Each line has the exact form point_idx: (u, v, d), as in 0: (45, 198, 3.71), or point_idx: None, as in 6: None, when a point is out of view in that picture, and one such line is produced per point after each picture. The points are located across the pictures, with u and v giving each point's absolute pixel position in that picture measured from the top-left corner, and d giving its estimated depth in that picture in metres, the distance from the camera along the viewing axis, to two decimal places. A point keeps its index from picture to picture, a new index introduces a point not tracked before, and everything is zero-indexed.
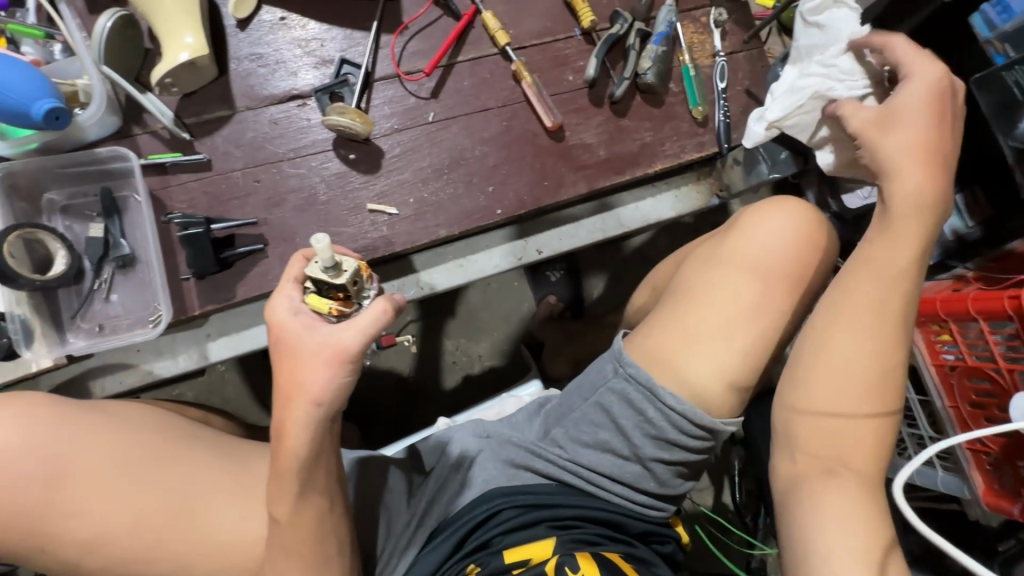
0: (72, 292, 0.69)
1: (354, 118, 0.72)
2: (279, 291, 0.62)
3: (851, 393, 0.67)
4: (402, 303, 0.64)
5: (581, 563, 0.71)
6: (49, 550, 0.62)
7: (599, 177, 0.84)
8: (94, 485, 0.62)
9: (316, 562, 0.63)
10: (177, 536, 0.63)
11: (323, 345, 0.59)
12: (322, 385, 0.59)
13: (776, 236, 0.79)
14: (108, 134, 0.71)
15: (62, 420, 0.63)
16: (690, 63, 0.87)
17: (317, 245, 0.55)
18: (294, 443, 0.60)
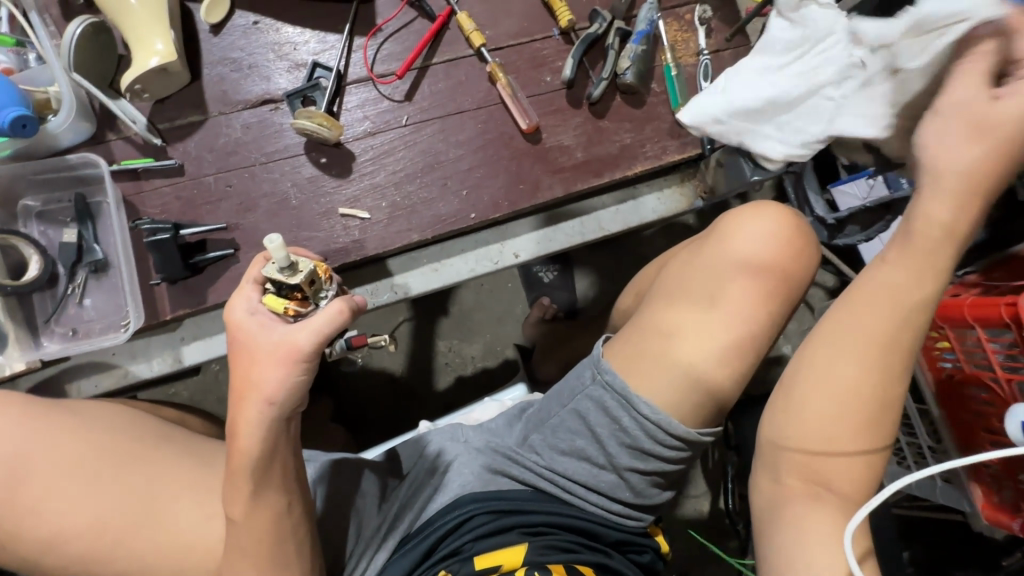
0: (46, 297, 0.70)
1: (321, 123, 0.73)
2: (239, 291, 0.63)
3: (835, 425, 0.61)
4: (362, 303, 0.64)
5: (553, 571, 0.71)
6: (18, 549, 0.63)
7: (577, 179, 0.82)
8: (60, 484, 0.64)
9: (274, 565, 0.63)
10: (141, 538, 0.64)
11: (276, 345, 0.60)
12: (275, 385, 0.60)
13: (762, 239, 0.76)
14: (82, 140, 0.72)
15: (30, 420, 0.64)
16: (672, 63, 0.85)
17: (270, 246, 0.55)
18: (246, 440, 0.60)
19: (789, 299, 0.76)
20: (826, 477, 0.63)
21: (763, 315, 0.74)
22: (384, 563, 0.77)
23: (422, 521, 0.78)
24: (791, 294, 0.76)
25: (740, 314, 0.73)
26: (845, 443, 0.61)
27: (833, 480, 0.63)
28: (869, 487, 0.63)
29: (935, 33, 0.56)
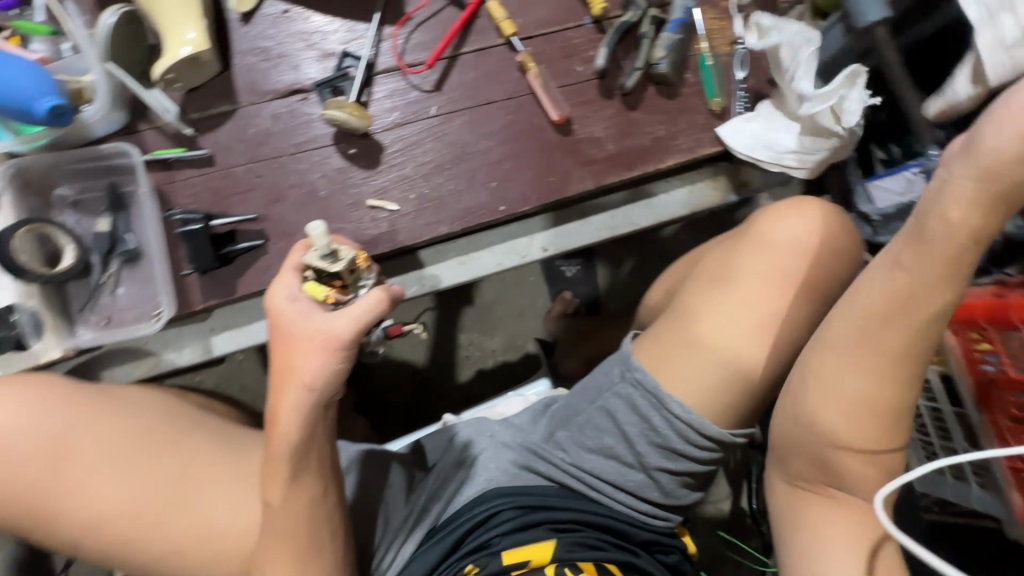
0: (81, 286, 0.70)
1: (350, 112, 0.72)
2: (280, 277, 0.62)
3: (845, 427, 0.61)
4: (399, 293, 0.63)
5: (584, 567, 0.72)
6: (58, 533, 0.64)
7: (608, 172, 0.81)
8: (97, 468, 0.64)
9: (306, 552, 0.64)
10: (178, 524, 0.65)
11: (316, 333, 0.59)
12: (314, 373, 0.60)
13: (798, 238, 0.73)
14: (115, 130, 0.72)
15: (68, 405, 0.65)
16: (708, 53, 0.83)
17: (314, 232, 0.57)
18: (285, 427, 0.61)
19: (825, 298, 0.73)
20: (844, 477, 0.62)
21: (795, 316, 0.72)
22: (411, 555, 0.77)
23: (449, 514, 0.78)
24: (827, 294, 0.73)
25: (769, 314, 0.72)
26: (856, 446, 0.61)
27: (846, 482, 0.63)
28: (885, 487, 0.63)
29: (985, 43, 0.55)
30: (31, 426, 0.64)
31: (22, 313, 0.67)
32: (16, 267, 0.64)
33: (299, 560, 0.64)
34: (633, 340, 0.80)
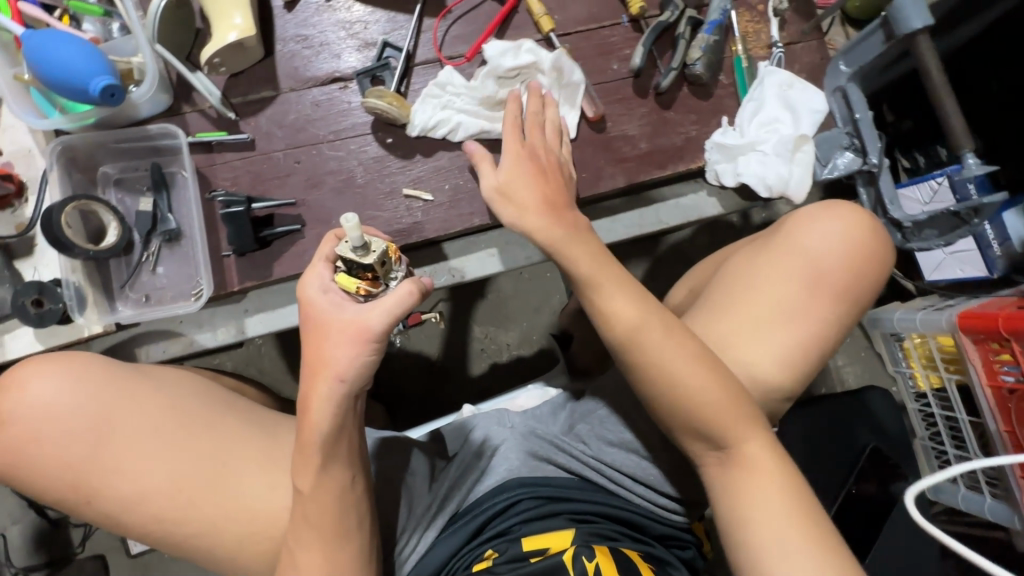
0: (122, 263, 0.72)
1: (390, 102, 0.73)
2: (312, 269, 0.64)
3: (699, 401, 0.64)
4: (429, 287, 0.65)
5: (597, 553, 0.70)
6: (95, 506, 0.65)
7: (640, 170, 0.81)
8: (137, 446, 0.66)
9: (339, 535, 0.65)
10: (211, 501, 0.66)
11: (348, 323, 0.61)
12: (346, 362, 0.61)
13: (828, 238, 0.71)
14: (160, 111, 0.73)
15: (110, 382, 0.67)
16: (743, 54, 0.83)
17: (346, 225, 0.55)
18: (318, 415, 0.62)
19: (857, 300, 0.71)
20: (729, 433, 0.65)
21: (823, 316, 0.70)
22: (433, 541, 0.78)
23: (469, 501, 0.79)
24: (861, 297, 0.72)
25: (786, 308, 0.70)
26: (718, 417, 0.64)
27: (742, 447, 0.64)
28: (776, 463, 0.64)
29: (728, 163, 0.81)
30: (75, 400, 0.65)
31: (66, 287, 0.68)
32: (61, 240, 0.65)
33: (329, 544, 0.64)
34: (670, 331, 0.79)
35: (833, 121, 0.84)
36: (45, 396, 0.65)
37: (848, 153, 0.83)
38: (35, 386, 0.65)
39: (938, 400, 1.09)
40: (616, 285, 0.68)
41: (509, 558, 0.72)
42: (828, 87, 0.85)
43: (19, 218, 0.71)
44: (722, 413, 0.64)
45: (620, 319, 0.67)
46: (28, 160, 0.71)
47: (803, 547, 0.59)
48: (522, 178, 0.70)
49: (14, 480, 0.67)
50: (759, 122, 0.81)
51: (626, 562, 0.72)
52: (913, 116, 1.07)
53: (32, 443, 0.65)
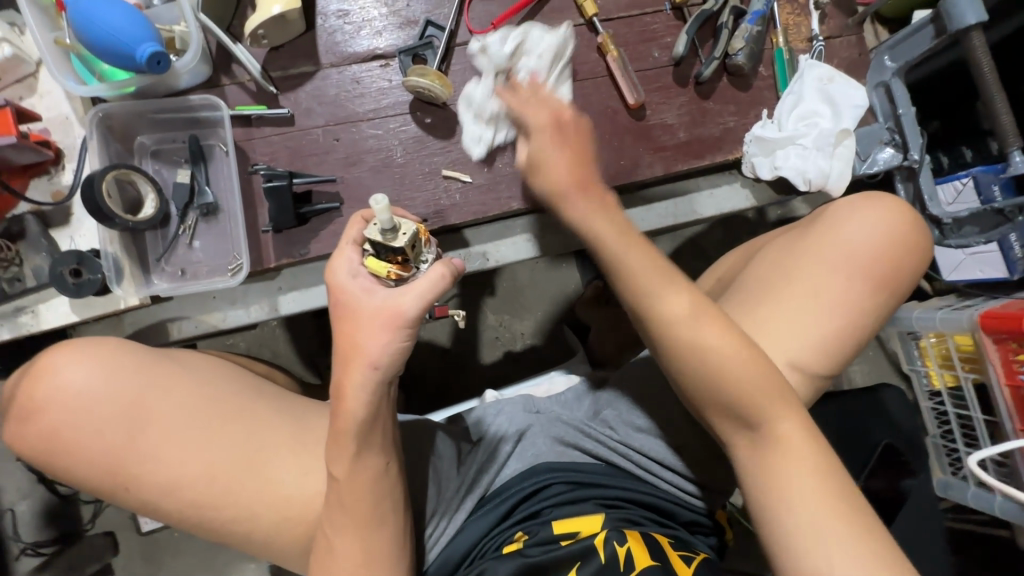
0: (157, 236, 0.71)
1: (433, 80, 0.72)
2: (339, 253, 0.59)
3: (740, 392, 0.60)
4: (460, 268, 0.59)
5: (628, 537, 0.65)
6: (131, 489, 0.61)
7: (678, 160, 0.81)
8: (173, 432, 0.62)
9: (371, 519, 0.60)
10: (244, 485, 0.62)
11: (381, 308, 0.56)
12: (380, 349, 0.56)
13: (871, 229, 0.72)
14: (199, 82, 0.72)
15: (142, 364, 0.63)
16: (785, 46, 0.83)
17: (375, 207, 0.52)
18: (353, 402, 0.57)
19: (894, 293, 0.72)
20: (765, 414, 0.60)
21: (865, 303, 0.70)
22: (462, 525, 0.71)
23: (499, 483, 0.73)
24: (898, 290, 0.72)
25: (826, 294, 0.70)
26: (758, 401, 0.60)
27: (779, 429, 0.60)
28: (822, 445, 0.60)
29: (767, 157, 0.81)
30: (105, 385, 0.61)
31: (105, 258, 0.67)
32: (102, 210, 0.64)
33: (359, 535, 0.60)
34: None
35: (874, 116, 0.85)
36: (75, 381, 0.61)
37: (888, 148, 0.85)
38: (64, 369, 0.61)
39: (951, 398, 1.10)
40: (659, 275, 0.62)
41: (539, 541, 0.66)
42: (870, 83, 0.86)
43: (56, 185, 0.70)
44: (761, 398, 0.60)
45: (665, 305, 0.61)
46: (65, 128, 0.70)
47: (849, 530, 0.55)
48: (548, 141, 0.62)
49: (45, 466, 0.63)
50: (798, 114, 0.80)
51: (660, 551, 0.66)
52: (940, 116, 1.03)
53: (65, 431, 0.61)
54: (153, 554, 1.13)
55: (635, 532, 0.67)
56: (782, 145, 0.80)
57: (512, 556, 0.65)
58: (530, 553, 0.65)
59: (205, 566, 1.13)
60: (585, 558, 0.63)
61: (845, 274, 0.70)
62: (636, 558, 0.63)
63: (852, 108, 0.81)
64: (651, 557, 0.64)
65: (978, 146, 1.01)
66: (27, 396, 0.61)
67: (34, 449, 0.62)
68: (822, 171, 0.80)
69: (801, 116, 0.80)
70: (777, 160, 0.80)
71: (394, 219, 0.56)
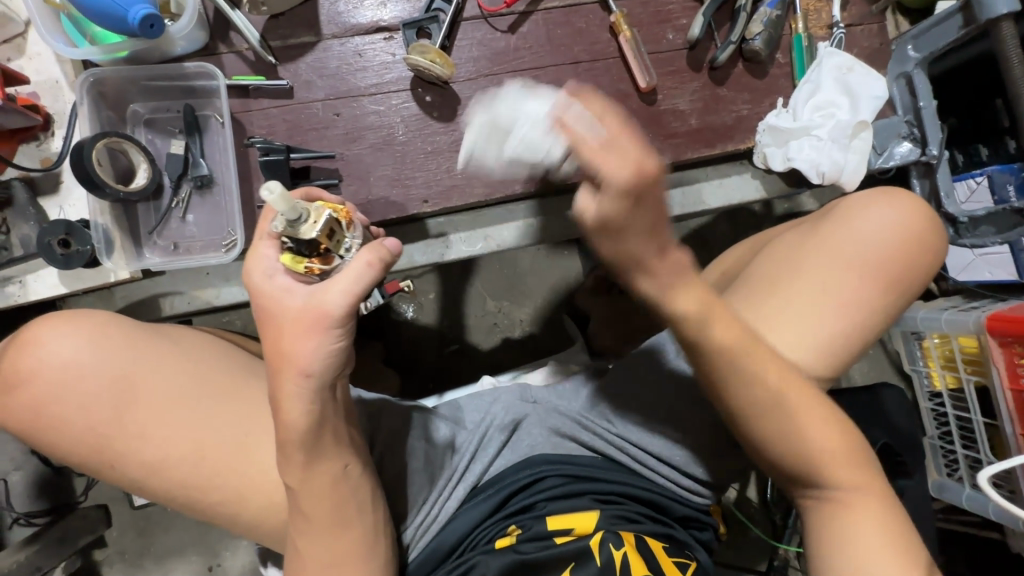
0: (150, 208, 0.69)
1: (433, 59, 0.69)
2: (254, 250, 0.51)
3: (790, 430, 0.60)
4: (394, 252, 0.51)
5: (625, 541, 0.63)
6: (116, 469, 0.60)
7: (688, 148, 0.79)
8: (162, 411, 0.60)
9: (335, 520, 0.56)
10: (231, 467, 0.61)
11: (302, 312, 0.48)
12: (311, 357, 0.49)
13: (885, 226, 0.70)
14: (195, 49, 0.70)
15: (130, 341, 0.62)
16: (804, 33, 0.80)
17: (266, 198, 0.42)
18: (291, 412, 0.51)
19: (904, 292, 0.70)
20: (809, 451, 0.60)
21: (876, 304, 0.69)
22: (452, 513, 0.69)
23: (492, 473, 0.71)
24: (909, 288, 0.70)
25: (839, 296, 0.68)
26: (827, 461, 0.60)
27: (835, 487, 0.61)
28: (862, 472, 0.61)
29: (780, 146, 0.79)
30: (91, 362, 0.60)
31: (94, 229, 0.65)
32: (93, 178, 0.62)
33: (335, 534, 0.56)
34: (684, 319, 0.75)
35: (894, 109, 0.83)
36: (60, 357, 0.59)
37: (906, 143, 0.83)
38: (49, 345, 0.59)
39: (952, 399, 1.09)
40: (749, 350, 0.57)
41: (532, 537, 0.64)
42: (891, 74, 0.83)
43: (45, 152, 0.68)
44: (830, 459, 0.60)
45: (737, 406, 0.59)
46: (55, 92, 0.68)
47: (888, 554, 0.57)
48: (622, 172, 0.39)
49: (32, 442, 0.62)
50: (815, 104, 0.78)
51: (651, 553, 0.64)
52: (956, 113, 1.00)
53: (49, 409, 0.59)
54: (147, 526, 1.13)
55: (630, 532, 0.65)
56: (795, 135, 0.78)
57: (504, 550, 0.64)
58: (524, 549, 0.63)
59: (198, 540, 1.13)
60: (581, 560, 0.61)
61: (864, 278, 0.68)
62: (631, 564, 0.61)
63: (872, 99, 0.79)
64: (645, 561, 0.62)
65: (995, 145, 0.97)
66: (10, 372, 0.60)
67: (20, 426, 0.60)
68: (837, 164, 0.78)
69: (815, 106, 0.78)
70: (788, 150, 0.78)
71: (295, 206, 0.46)
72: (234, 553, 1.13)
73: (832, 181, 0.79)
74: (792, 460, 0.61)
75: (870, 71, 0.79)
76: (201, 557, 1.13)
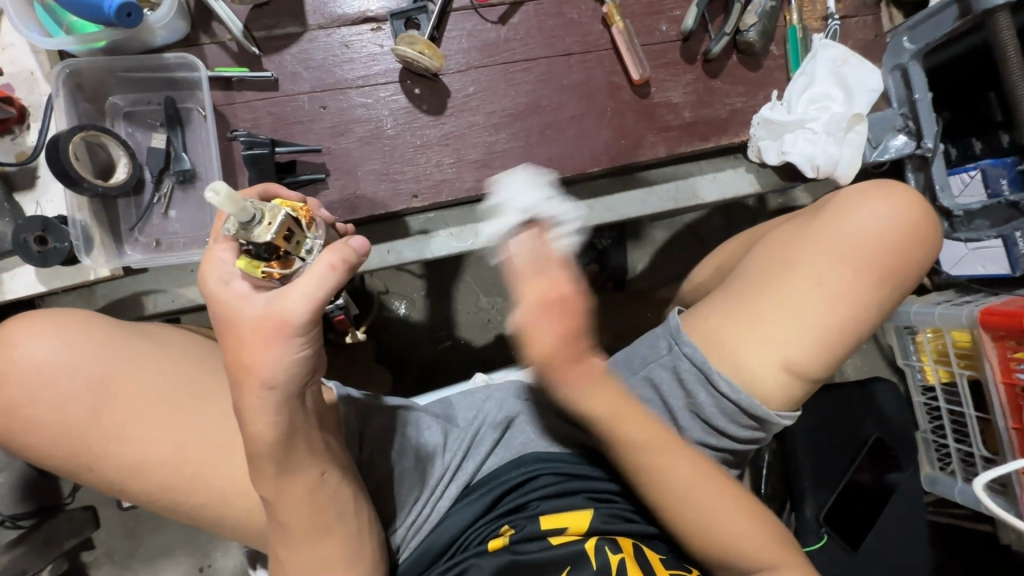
0: (131, 204, 0.67)
1: (422, 50, 0.68)
2: (209, 254, 0.49)
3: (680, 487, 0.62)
4: (360, 252, 0.48)
5: (622, 546, 0.62)
6: (95, 472, 0.59)
7: (682, 140, 0.77)
8: (144, 412, 0.59)
9: (317, 529, 0.55)
10: (216, 470, 0.60)
11: (261, 318, 0.46)
12: (273, 367, 0.46)
13: (882, 219, 0.69)
14: (176, 40, 0.68)
15: (111, 341, 0.60)
16: (798, 24, 0.79)
17: (212, 200, 0.40)
18: (255, 425, 0.49)
19: (898, 286, 0.69)
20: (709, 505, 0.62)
21: (871, 299, 0.68)
22: (445, 512, 0.68)
23: (485, 471, 0.70)
24: (905, 280, 0.70)
25: (835, 292, 0.68)
26: (754, 543, 0.62)
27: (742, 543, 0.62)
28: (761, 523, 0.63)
29: (776, 140, 0.78)
30: (69, 363, 0.58)
31: (73, 226, 0.63)
32: (70, 173, 0.60)
33: (323, 540, 0.55)
34: (678, 313, 0.74)
35: (889, 101, 0.83)
36: (38, 357, 0.58)
37: (901, 136, 0.82)
38: (24, 345, 0.58)
39: (944, 393, 1.09)
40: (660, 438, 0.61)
41: (526, 537, 0.63)
42: (886, 66, 0.83)
43: (20, 146, 0.66)
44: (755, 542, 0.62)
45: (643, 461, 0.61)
46: (30, 83, 0.66)
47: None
48: (534, 292, 0.49)
49: (8, 445, 0.60)
50: (809, 97, 0.77)
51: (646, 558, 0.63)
52: (950, 106, 0.99)
53: (23, 412, 0.57)
54: (136, 528, 1.11)
55: (625, 536, 0.64)
56: (789, 127, 0.77)
57: (498, 552, 0.62)
58: (520, 549, 0.62)
59: (187, 540, 1.11)
60: (577, 563, 0.60)
61: (859, 275, 0.68)
62: (629, 568, 0.60)
63: (866, 92, 0.78)
64: (639, 566, 0.61)
65: (988, 139, 0.97)
66: None
67: None
68: (834, 158, 0.77)
69: (805, 99, 0.77)
70: (782, 144, 0.77)
71: (244, 208, 0.44)
72: (225, 552, 1.12)
73: (830, 175, 0.78)
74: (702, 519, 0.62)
75: (864, 62, 0.79)
76: (191, 558, 1.11)
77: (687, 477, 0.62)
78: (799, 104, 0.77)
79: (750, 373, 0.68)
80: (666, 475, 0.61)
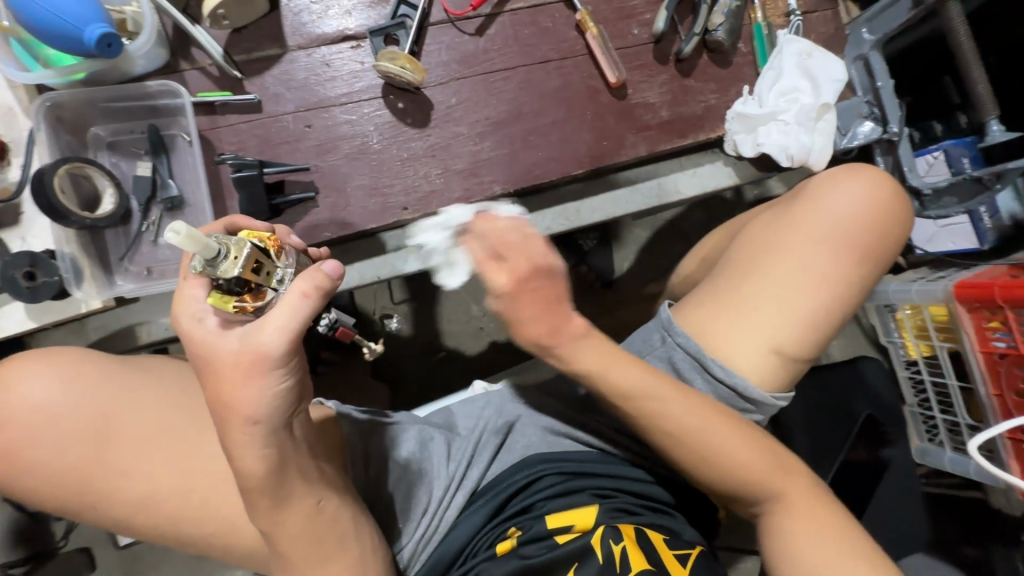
0: (120, 234, 0.67)
1: (404, 65, 0.68)
2: (179, 291, 0.46)
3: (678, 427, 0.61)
4: (335, 278, 0.46)
5: (623, 534, 0.63)
6: (99, 508, 0.58)
7: (661, 139, 0.80)
8: (149, 441, 0.58)
9: (327, 547, 0.55)
10: (223, 498, 0.59)
11: (236, 353, 0.44)
12: (253, 401, 0.45)
13: (857, 203, 0.72)
14: (156, 68, 0.68)
15: (109, 376, 0.59)
16: (763, 22, 0.83)
17: (173, 241, 0.37)
18: (245, 461, 0.48)
19: (876, 262, 0.72)
20: (714, 444, 0.62)
21: (851, 277, 0.71)
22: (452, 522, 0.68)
23: (491, 476, 0.70)
24: (883, 256, 0.73)
25: (817, 268, 0.70)
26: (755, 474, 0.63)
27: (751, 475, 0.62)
28: (767, 453, 0.64)
29: (750, 133, 0.80)
30: (67, 398, 0.57)
31: (61, 260, 0.63)
32: (55, 208, 0.59)
33: (334, 557, 0.55)
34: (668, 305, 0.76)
35: (853, 90, 0.86)
36: (34, 395, 0.57)
37: (868, 122, 0.86)
38: (18, 382, 0.57)
39: (928, 366, 1.12)
40: (648, 389, 0.60)
41: (533, 538, 0.64)
42: (848, 57, 0.87)
43: (3, 182, 0.65)
44: (753, 466, 0.62)
45: (643, 406, 0.60)
46: (9, 119, 0.66)
47: (818, 524, 0.62)
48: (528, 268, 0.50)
49: (7, 488, 0.58)
50: (778, 90, 0.80)
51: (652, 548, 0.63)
52: (912, 92, 1.04)
53: (21, 451, 0.56)
54: (135, 566, 1.07)
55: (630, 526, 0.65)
56: (761, 121, 0.80)
57: (507, 555, 0.64)
58: (527, 552, 0.63)
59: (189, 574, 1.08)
60: (584, 560, 0.61)
61: (837, 247, 0.71)
62: (632, 559, 0.61)
63: (832, 84, 0.82)
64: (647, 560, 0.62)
65: (949, 121, 1.01)
66: None
67: None
68: (806, 148, 0.80)
69: (773, 94, 0.80)
70: (757, 136, 0.80)
71: (209, 244, 0.41)
72: None
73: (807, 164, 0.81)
74: (713, 456, 0.62)
75: (827, 55, 0.82)
76: None
77: (685, 419, 0.61)
78: (769, 99, 0.80)
79: (743, 356, 0.70)
80: (662, 413, 0.60)
